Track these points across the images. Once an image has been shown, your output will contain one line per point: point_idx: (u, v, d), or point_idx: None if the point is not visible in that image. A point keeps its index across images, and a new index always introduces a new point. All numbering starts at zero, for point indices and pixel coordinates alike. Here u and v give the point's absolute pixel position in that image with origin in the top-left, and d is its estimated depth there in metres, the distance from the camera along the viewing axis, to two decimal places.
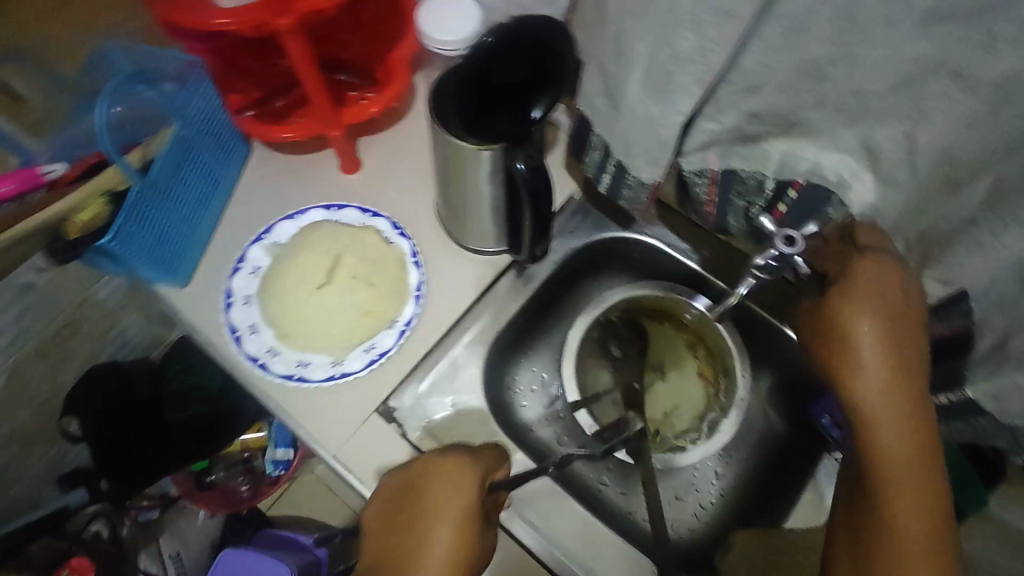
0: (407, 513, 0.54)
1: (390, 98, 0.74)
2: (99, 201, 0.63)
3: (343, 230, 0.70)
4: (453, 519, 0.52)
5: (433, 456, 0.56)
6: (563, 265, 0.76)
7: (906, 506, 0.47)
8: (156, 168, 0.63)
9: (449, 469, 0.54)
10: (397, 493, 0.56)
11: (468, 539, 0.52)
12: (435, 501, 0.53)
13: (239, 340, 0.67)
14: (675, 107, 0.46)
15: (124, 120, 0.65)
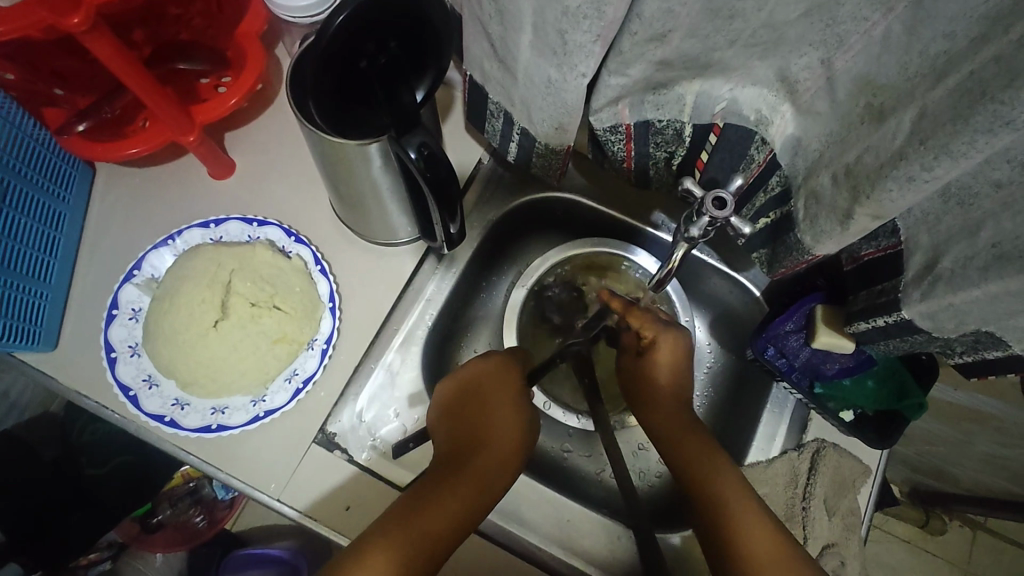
0: (474, 406, 0.57)
1: (249, 83, 0.63)
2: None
3: (227, 248, 0.61)
4: (519, 400, 0.58)
5: (480, 359, 0.61)
6: (485, 239, 0.71)
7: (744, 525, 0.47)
8: None
9: (496, 367, 0.60)
10: (455, 399, 0.59)
11: (523, 418, 0.57)
12: (499, 391, 0.59)
13: (136, 399, 0.58)
14: (577, 70, 0.40)
15: None
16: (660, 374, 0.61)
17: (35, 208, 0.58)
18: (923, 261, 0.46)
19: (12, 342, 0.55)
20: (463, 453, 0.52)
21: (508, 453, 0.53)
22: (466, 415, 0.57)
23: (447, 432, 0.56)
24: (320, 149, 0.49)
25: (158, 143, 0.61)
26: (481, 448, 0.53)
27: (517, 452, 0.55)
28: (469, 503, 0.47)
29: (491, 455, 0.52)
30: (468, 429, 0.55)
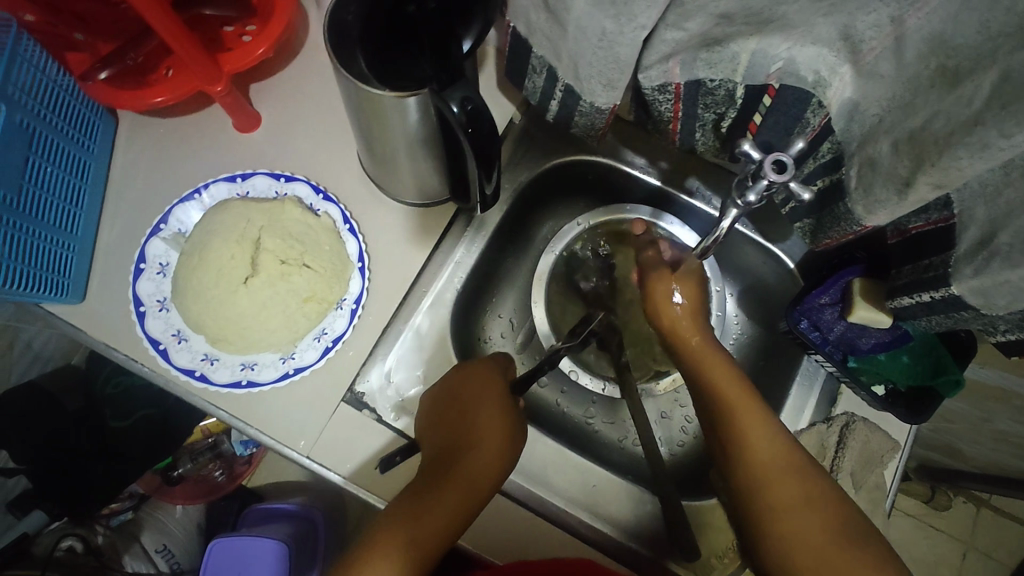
0: (454, 418, 0.56)
1: (276, 32, 0.61)
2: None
3: (256, 204, 0.60)
4: (502, 405, 0.57)
5: (460, 368, 0.60)
6: (515, 201, 0.69)
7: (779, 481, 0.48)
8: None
9: (480, 375, 0.59)
10: (438, 402, 0.58)
11: (511, 423, 0.56)
12: (485, 395, 0.57)
13: (166, 353, 0.58)
14: (635, 21, 0.38)
15: None
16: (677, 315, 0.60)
17: (60, 157, 0.57)
18: (977, 236, 0.44)
19: (43, 293, 0.55)
20: (436, 472, 0.52)
21: (485, 469, 0.52)
22: (450, 421, 0.56)
23: (430, 438, 0.56)
24: (354, 101, 0.48)
25: (183, 94, 0.59)
26: (464, 456, 0.52)
27: (504, 456, 0.54)
28: (438, 530, 0.47)
29: (467, 470, 0.51)
30: (446, 442, 0.54)
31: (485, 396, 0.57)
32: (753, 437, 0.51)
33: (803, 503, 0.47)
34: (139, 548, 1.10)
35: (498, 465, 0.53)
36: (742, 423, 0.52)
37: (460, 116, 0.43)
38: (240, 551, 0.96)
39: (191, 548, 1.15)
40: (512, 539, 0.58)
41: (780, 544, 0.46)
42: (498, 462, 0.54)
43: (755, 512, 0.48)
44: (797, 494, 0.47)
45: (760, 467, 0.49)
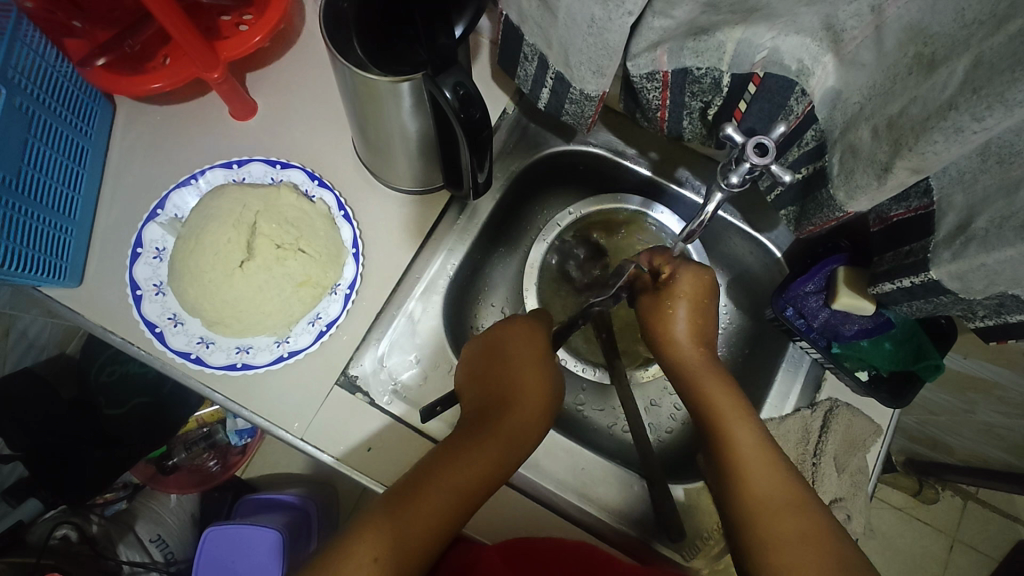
0: (495, 371, 0.56)
1: (272, 20, 0.62)
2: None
3: (253, 190, 0.61)
4: (542, 360, 0.57)
5: (504, 324, 0.60)
6: (507, 189, 0.70)
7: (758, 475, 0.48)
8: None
9: (520, 327, 0.60)
10: (477, 355, 0.59)
11: (549, 379, 0.57)
12: (526, 349, 0.58)
13: (162, 336, 0.58)
14: (624, 7, 0.39)
15: None
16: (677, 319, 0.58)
17: (59, 140, 0.58)
18: (956, 221, 0.45)
19: (42, 275, 0.56)
20: (476, 424, 0.52)
21: (523, 428, 0.53)
22: (489, 373, 0.57)
23: (469, 392, 0.57)
24: (350, 87, 0.49)
25: (180, 81, 0.60)
26: (503, 412, 0.53)
27: (543, 409, 0.55)
28: (472, 481, 0.48)
29: (511, 427, 0.52)
30: (486, 397, 0.55)
31: (525, 347, 0.58)
32: (737, 438, 0.51)
33: (778, 498, 0.47)
34: (133, 537, 1.10)
35: (539, 423, 0.55)
36: (727, 422, 0.52)
37: (454, 97, 0.44)
38: (233, 540, 0.97)
39: (186, 537, 1.16)
40: (502, 520, 0.59)
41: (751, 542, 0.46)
42: (541, 418, 0.55)
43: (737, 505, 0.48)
44: (773, 491, 0.47)
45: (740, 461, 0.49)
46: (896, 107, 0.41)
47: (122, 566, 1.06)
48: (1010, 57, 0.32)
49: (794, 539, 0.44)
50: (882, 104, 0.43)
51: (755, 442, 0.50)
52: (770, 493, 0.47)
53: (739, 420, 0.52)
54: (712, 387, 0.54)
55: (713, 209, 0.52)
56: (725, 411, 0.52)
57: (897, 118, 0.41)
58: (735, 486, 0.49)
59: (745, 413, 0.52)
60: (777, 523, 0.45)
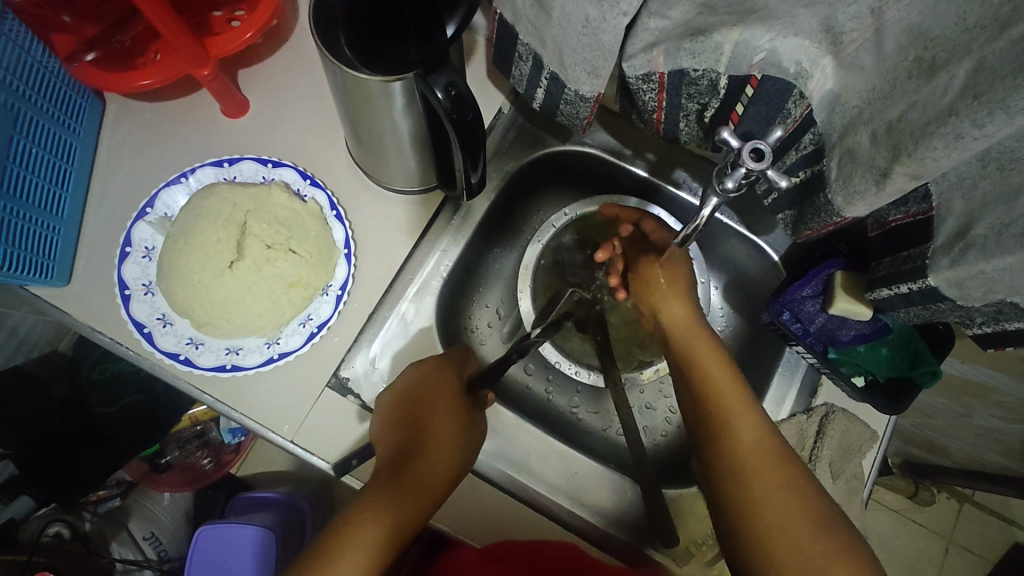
0: (412, 417, 0.55)
1: (265, 17, 0.61)
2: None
3: (244, 189, 0.60)
4: (458, 410, 0.57)
5: (416, 368, 0.59)
6: (502, 190, 0.69)
7: (747, 440, 0.50)
8: None
9: (431, 372, 0.59)
10: (393, 403, 0.57)
11: (461, 428, 0.57)
12: (440, 395, 0.57)
13: (151, 337, 0.58)
14: (619, 8, 0.38)
15: None
16: (661, 280, 0.63)
17: (45, 137, 0.57)
18: (955, 227, 0.45)
19: (27, 275, 0.55)
20: (390, 474, 0.51)
21: (437, 477, 0.53)
22: (404, 420, 0.55)
23: (384, 438, 0.55)
24: (341, 86, 0.48)
25: (170, 77, 0.59)
26: (420, 459, 0.52)
27: (454, 460, 0.55)
28: (393, 538, 0.47)
29: (424, 475, 0.52)
30: (401, 443, 0.53)
31: (439, 394, 0.57)
32: (729, 408, 0.51)
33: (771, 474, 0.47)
34: (126, 535, 1.11)
35: (452, 474, 0.55)
36: (719, 385, 0.53)
37: (446, 97, 0.44)
38: (224, 539, 0.96)
39: (178, 534, 1.16)
40: (492, 525, 0.59)
41: (745, 516, 0.46)
42: (451, 468, 0.54)
43: (729, 480, 0.49)
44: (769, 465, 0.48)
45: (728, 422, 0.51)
46: (896, 113, 0.40)
47: (114, 564, 1.06)
48: (1009, 64, 0.31)
49: (786, 511, 0.45)
50: (882, 109, 0.42)
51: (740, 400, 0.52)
52: (762, 457, 0.48)
53: (732, 384, 0.53)
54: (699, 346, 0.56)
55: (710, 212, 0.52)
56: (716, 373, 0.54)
57: (898, 124, 0.40)
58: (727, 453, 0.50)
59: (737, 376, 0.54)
60: (767, 492, 0.47)
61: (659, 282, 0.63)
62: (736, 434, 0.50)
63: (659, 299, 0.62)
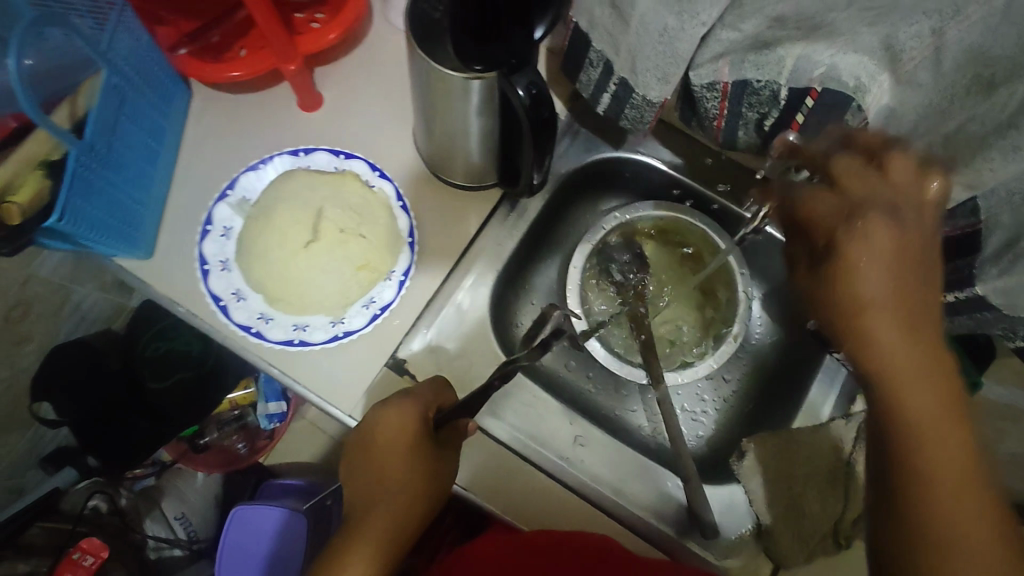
0: (371, 461, 0.56)
1: (347, 20, 0.66)
2: (35, 178, 0.49)
3: (320, 177, 0.64)
4: (415, 448, 0.55)
5: (376, 407, 0.58)
6: (556, 192, 0.73)
7: (950, 495, 0.38)
8: (92, 129, 0.53)
9: (390, 411, 0.56)
10: (359, 443, 0.58)
11: (425, 464, 0.56)
12: (395, 435, 0.56)
13: (225, 310, 0.61)
14: (697, 18, 0.42)
15: (41, 72, 0.49)
16: (861, 253, 0.43)
17: (143, 118, 0.60)
18: (1004, 239, 0.47)
19: (120, 245, 0.59)
20: (357, 519, 0.55)
21: (399, 522, 0.55)
22: (368, 463, 0.57)
23: (354, 482, 0.58)
24: (424, 83, 0.52)
25: (258, 70, 0.64)
26: (376, 506, 0.55)
27: (417, 501, 0.56)
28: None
29: (381, 523, 0.54)
30: (365, 491, 0.56)
31: (396, 433, 0.55)
32: (926, 431, 0.40)
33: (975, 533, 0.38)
34: (159, 513, 1.16)
35: (419, 510, 0.56)
36: (908, 400, 0.41)
37: (523, 100, 0.48)
38: (251, 522, 0.99)
39: (208, 516, 1.20)
40: (537, 508, 0.61)
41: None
42: (414, 509, 0.55)
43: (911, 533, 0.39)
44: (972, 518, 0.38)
45: (933, 463, 0.39)
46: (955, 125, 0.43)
47: (147, 540, 1.12)
48: None
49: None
50: (942, 122, 0.44)
51: (948, 432, 0.40)
52: (964, 514, 0.38)
53: (936, 398, 0.40)
54: (880, 351, 0.42)
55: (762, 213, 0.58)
56: (913, 390, 0.41)
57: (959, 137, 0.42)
58: (915, 499, 0.39)
59: (948, 387, 0.41)
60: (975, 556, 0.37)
61: (865, 262, 0.43)
62: (905, 422, 0.40)
63: (855, 273, 0.43)
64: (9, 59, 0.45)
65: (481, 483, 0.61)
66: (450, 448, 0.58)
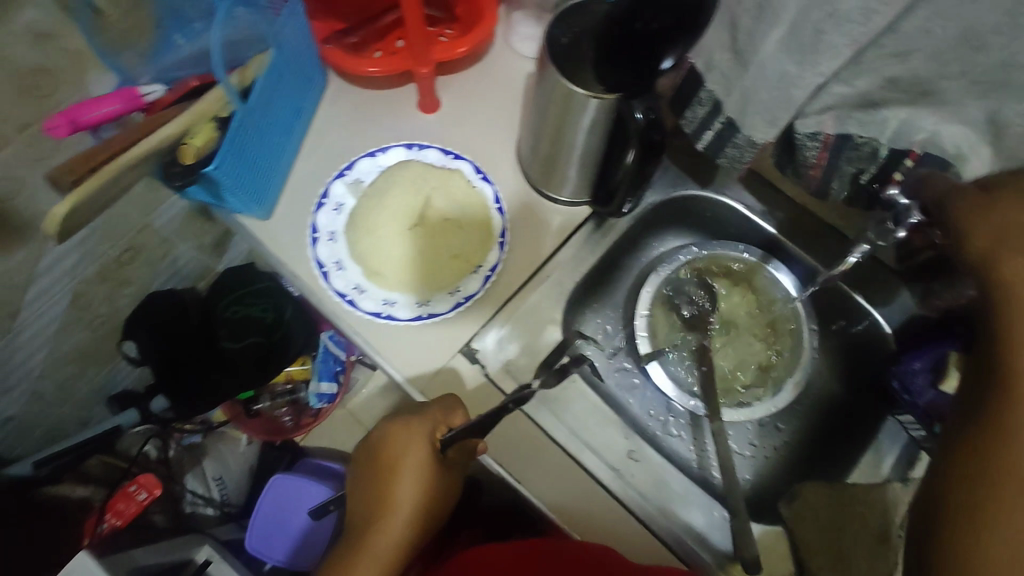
0: (380, 475, 0.64)
1: (478, 36, 0.72)
2: (208, 126, 0.58)
3: (432, 171, 0.70)
4: (417, 471, 0.63)
5: (387, 424, 0.66)
6: (638, 219, 0.77)
7: None
8: (256, 95, 0.60)
9: (399, 430, 0.63)
10: (371, 454, 0.66)
11: (425, 485, 0.63)
12: (402, 456, 0.63)
13: (327, 276, 0.67)
14: (818, 68, 0.46)
15: (233, 43, 0.63)
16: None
17: (290, 93, 0.67)
18: None
19: (247, 200, 0.65)
20: (363, 530, 0.63)
21: (399, 541, 0.62)
22: (376, 476, 0.65)
23: (364, 491, 0.66)
24: (549, 99, 0.58)
25: (391, 69, 0.71)
26: (380, 521, 0.62)
27: (416, 520, 0.63)
28: None
29: (382, 538, 0.62)
30: (371, 508, 0.64)
31: (404, 453, 0.63)
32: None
33: None
34: (200, 471, 1.22)
35: (417, 528, 0.63)
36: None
37: (638, 125, 0.55)
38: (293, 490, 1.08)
39: (242, 483, 1.26)
40: (584, 512, 0.64)
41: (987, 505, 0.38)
42: (412, 528, 0.63)
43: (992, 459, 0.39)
44: None
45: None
46: None
47: (184, 494, 1.18)
48: None
49: None
50: None
51: None
52: None
53: None
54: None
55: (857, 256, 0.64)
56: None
57: None
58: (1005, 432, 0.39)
59: None
60: None
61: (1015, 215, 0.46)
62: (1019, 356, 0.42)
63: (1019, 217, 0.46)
64: (215, 30, 0.54)
65: (533, 475, 0.65)
66: (448, 468, 0.66)
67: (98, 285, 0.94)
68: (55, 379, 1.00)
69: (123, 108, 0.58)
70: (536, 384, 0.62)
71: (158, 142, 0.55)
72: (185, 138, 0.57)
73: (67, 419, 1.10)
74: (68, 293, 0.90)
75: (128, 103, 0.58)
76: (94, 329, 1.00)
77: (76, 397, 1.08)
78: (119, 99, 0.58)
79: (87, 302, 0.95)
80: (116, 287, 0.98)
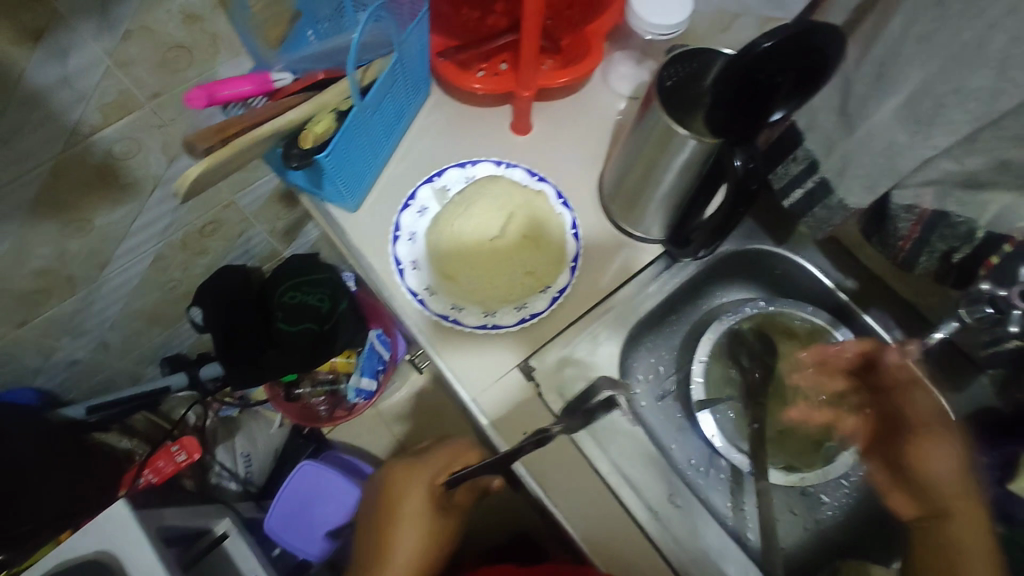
0: (389, 517, 0.71)
1: (580, 70, 0.75)
2: (328, 117, 0.63)
3: (519, 190, 0.72)
4: (421, 513, 0.69)
5: (402, 472, 0.74)
6: (710, 265, 0.77)
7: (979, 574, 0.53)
8: (374, 94, 0.64)
9: (406, 474, 0.73)
10: (383, 505, 0.74)
11: (427, 536, 0.69)
12: (410, 495, 0.71)
13: (402, 273, 0.70)
14: (931, 141, 0.47)
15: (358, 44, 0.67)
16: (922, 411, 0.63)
17: (399, 97, 0.71)
18: None
19: (344, 190, 0.69)
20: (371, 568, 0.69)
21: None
22: (384, 523, 0.71)
23: (376, 536, 0.72)
24: (648, 138, 0.60)
25: (493, 88, 0.75)
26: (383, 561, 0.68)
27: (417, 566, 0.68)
28: None
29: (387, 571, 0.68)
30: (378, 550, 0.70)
31: (410, 499, 0.71)
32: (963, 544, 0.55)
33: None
34: (230, 444, 1.25)
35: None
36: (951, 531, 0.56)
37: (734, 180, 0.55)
38: (314, 483, 1.12)
39: (266, 464, 1.29)
40: (619, 550, 0.63)
41: None
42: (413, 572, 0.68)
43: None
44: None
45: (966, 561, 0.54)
46: None
47: (212, 464, 1.21)
48: None
49: None
50: None
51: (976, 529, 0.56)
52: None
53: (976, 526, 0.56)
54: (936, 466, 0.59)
55: (942, 335, 0.61)
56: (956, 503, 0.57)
57: None
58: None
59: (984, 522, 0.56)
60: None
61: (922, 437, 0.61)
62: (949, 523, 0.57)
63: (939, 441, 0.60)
64: (356, 34, 0.58)
65: (571, 504, 0.64)
66: (449, 522, 0.72)
67: (179, 251, 1.00)
68: (124, 332, 1.06)
69: (253, 90, 0.62)
70: (557, 429, 0.61)
71: (282, 125, 0.58)
72: (308, 125, 0.61)
73: (121, 373, 1.15)
74: (152, 254, 0.96)
75: (258, 87, 0.63)
76: (165, 291, 1.05)
77: (134, 354, 1.13)
78: (252, 81, 0.62)
79: (166, 266, 1.00)
80: (193, 256, 1.03)
